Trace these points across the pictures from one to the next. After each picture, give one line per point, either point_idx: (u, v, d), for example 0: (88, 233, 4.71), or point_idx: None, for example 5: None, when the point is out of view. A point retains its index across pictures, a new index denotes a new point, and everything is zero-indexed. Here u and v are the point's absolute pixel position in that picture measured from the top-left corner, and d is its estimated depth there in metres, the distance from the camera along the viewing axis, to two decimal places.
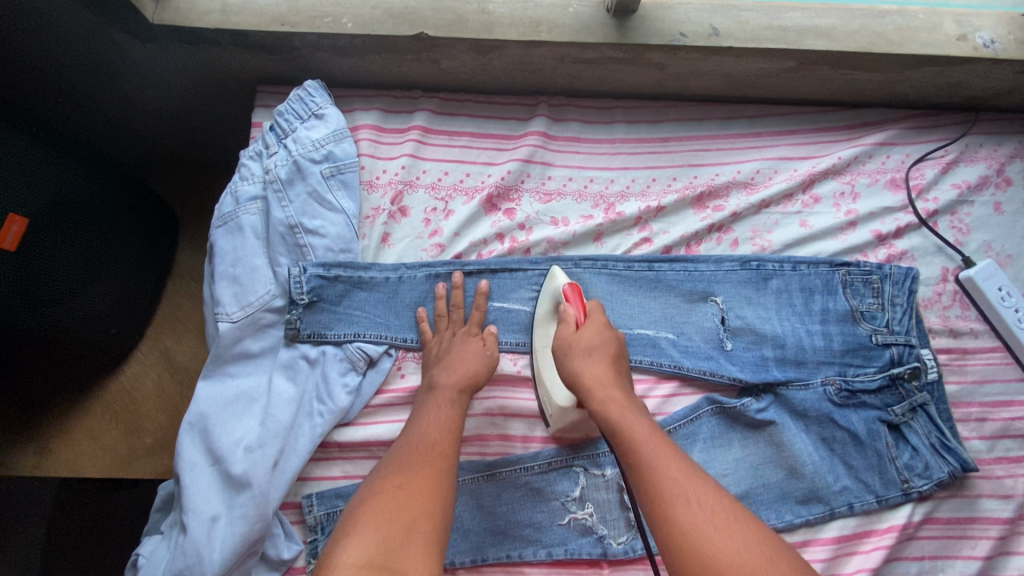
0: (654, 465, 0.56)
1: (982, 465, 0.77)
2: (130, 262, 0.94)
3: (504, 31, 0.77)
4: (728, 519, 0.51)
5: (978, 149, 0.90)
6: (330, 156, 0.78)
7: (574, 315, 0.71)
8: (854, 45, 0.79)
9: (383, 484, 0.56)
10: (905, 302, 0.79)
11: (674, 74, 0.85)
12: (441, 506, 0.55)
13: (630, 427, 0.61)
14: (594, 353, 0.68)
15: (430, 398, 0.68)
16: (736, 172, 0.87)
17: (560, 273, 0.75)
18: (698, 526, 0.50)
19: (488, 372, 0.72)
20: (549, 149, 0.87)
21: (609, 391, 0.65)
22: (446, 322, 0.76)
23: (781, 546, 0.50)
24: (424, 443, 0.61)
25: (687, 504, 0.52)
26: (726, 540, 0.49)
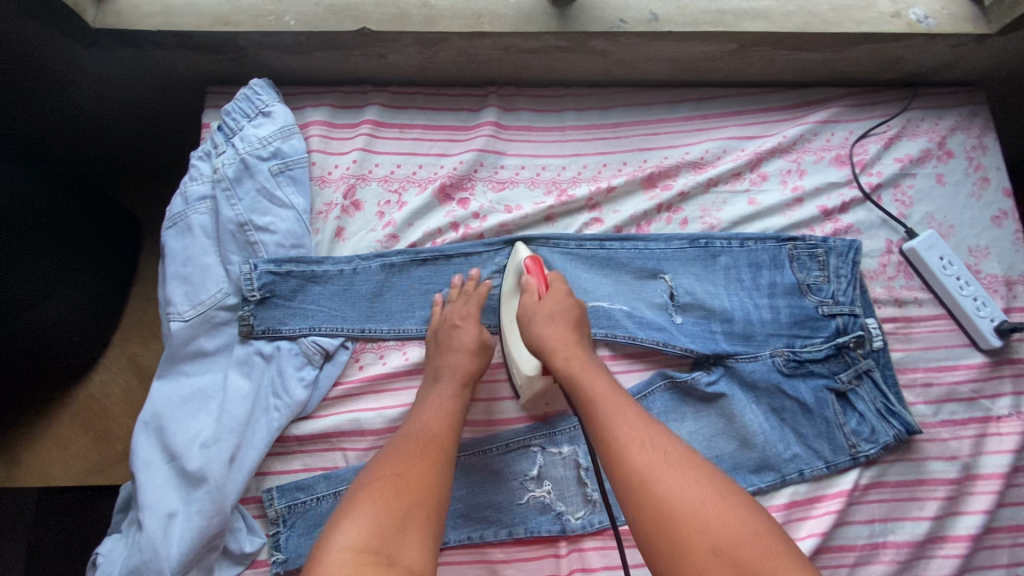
0: (614, 418, 0.59)
1: (928, 428, 0.80)
2: (89, 272, 0.92)
3: (446, 24, 0.78)
4: (684, 462, 0.54)
5: (919, 123, 0.92)
6: (278, 153, 0.78)
7: (536, 285, 0.74)
8: (790, 25, 0.81)
9: (383, 468, 0.59)
10: (849, 273, 0.82)
11: (619, 61, 0.87)
12: (439, 499, 0.58)
13: (590, 383, 0.63)
14: (556, 319, 0.70)
15: (433, 390, 0.70)
16: (685, 154, 0.88)
17: (523, 249, 0.78)
18: (655, 471, 0.54)
19: (483, 363, 0.73)
20: (501, 139, 0.88)
21: (570, 349, 0.67)
22: (453, 304, 0.77)
23: (734, 491, 0.53)
24: (425, 433, 0.64)
25: (644, 450, 0.55)
26: (681, 479, 0.53)
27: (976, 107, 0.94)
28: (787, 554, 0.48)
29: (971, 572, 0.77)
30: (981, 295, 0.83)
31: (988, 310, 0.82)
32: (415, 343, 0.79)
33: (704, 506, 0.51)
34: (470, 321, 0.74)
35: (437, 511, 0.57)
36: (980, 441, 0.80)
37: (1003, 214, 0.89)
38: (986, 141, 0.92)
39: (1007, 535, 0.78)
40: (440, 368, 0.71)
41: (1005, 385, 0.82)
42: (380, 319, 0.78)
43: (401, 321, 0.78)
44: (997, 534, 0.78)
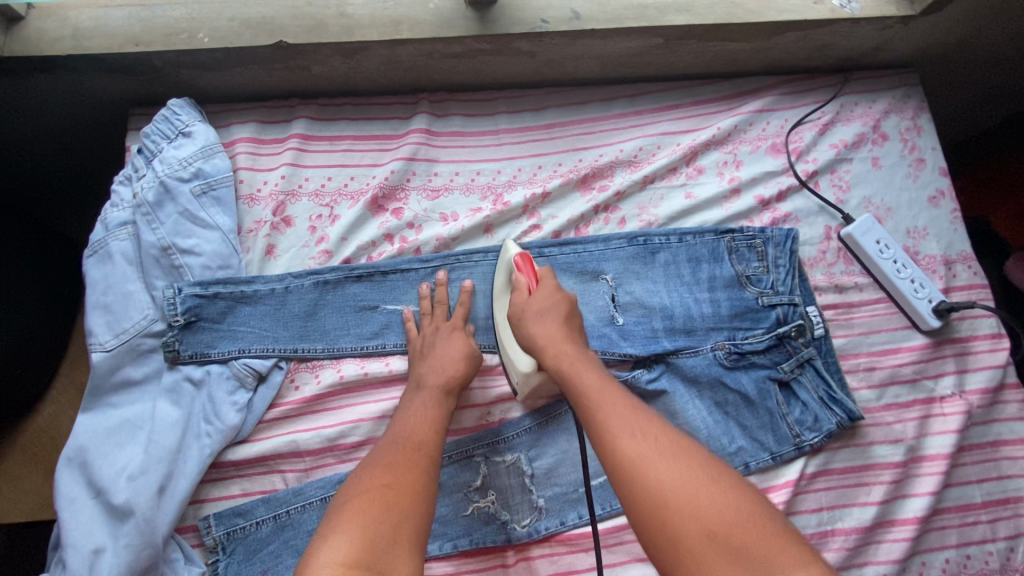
0: (605, 409, 0.58)
1: (872, 413, 0.80)
2: (18, 276, 0.84)
3: (364, 32, 0.76)
4: (674, 449, 0.53)
5: (854, 108, 0.92)
6: (199, 173, 0.76)
7: (526, 282, 0.73)
8: (713, 17, 0.80)
9: (369, 479, 0.57)
10: (788, 262, 0.82)
11: (547, 61, 0.86)
12: (426, 509, 0.57)
13: (579, 378, 0.62)
14: (548, 315, 0.69)
15: (417, 398, 0.69)
16: (619, 152, 0.88)
17: (512, 244, 0.76)
18: (646, 457, 0.52)
19: (472, 367, 0.74)
20: (433, 146, 0.86)
21: (561, 346, 0.66)
22: (429, 318, 0.78)
23: (727, 477, 0.51)
24: (412, 440, 0.63)
25: (633, 436, 0.54)
26: (672, 465, 0.51)
27: (910, 88, 0.94)
28: (791, 544, 0.47)
29: (920, 554, 0.77)
30: (918, 277, 0.83)
31: (925, 291, 0.82)
32: (352, 360, 0.77)
33: (696, 494, 0.49)
34: (450, 333, 0.75)
35: (422, 522, 0.56)
36: (924, 423, 0.80)
37: (941, 193, 0.89)
38: (921, 121, 0.92)
39: (956, 516, 0.78)
40: (422, 375, 0.72)
41: (947, 365, 0.82)
42: (314, 338, 0.77)
43: (336, 340, 0.77)
44: (945, 515, 0.78)
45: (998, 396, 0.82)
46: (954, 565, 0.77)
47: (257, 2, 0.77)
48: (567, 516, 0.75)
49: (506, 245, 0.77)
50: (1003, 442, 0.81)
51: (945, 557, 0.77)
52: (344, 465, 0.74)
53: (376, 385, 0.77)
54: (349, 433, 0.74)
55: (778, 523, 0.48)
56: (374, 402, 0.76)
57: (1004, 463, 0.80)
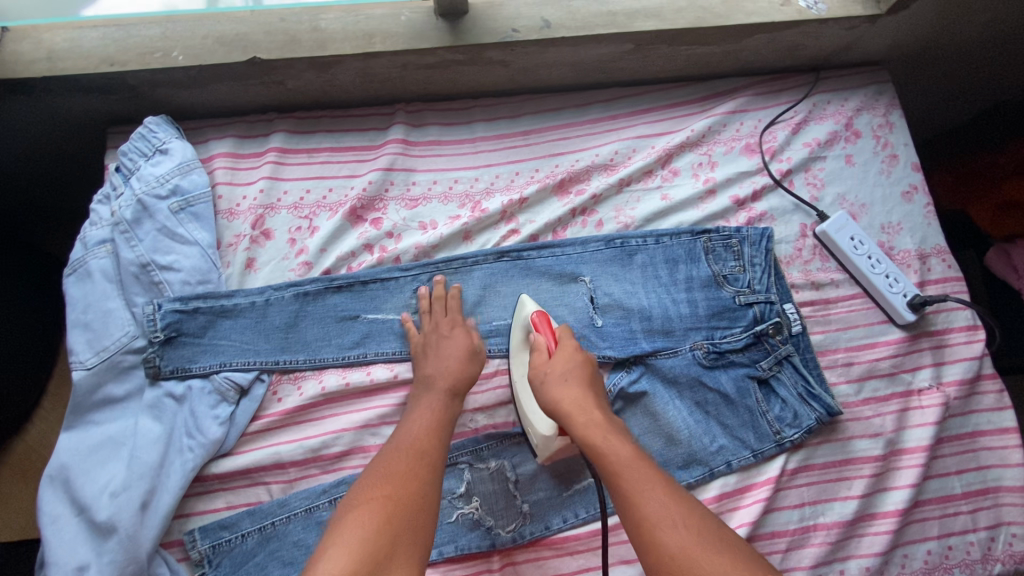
0: (643, 493, 0.58)
1: (851, 408, 0.81)
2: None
3: (337, 46, 0.77)
4: (716, 541, 0.54)
5: (826, 106, 0.94)
6: (177, 190, 0.77)
7: (545, 342, 0.73)
8: (681, 22, 0.81)
9: (371, 489, 0.58)
10: (764, 261, 0.83)
11: (521, 69, 0.87)
12: (428, 517, 0.58)
13: (611, 452, 0.63)
14: (570, 379, 0.70)
15: (423, 401, 0.70)
16: (595, 156, 0.89)
17: (529, 302, 0.78)
18: (689, 551, 0.53)
19: (477, 366, 0.75)
20: (410, 155, 0.87)
21: (590, 415, 0.67)
22: (431, 315, 0.78)
23: (768, 571, 0.52)
24: (415, 448, 0.63)
25: (676, 527, 0.55)
26: (716, 560, 0.52)
27: (881, 86, 0.95)
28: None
29: (902, 546, 0.78)
30: (893, 272, 0.84)
31: (900, 286, 0.83)
32: (334, 370, 0.78)
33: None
34: (454, 330, 0.76)
35: (424, 532, 0.57)
36: (903, 416, 0.81)
37: (913, 188, 0.91)
38: (892, 118, 0.93)
39: (936, 507, 0.79)
40: (427, 376, 0.72)
41: (924, 358, 0.83)
42: (296, 349, 0.77)
43: (317, 351, 0.78)
44: (925, 507, 0.79)
45: (975, 388, 0.83)
46: (936, 557, 0.78)
47: (231, 20, 0.78)
48: (552, 521, 0.75)
49: (522, 301, 0.78)
50: (981, 432, 0.81)
51: (927, 549, 0.78)
52: (328, 475, 0.75)
53: (358, 395, 0.78)
54: (332, 443, 0.75)
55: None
56: (357, 412, 0.77)
57: (982, 454, 0.81)
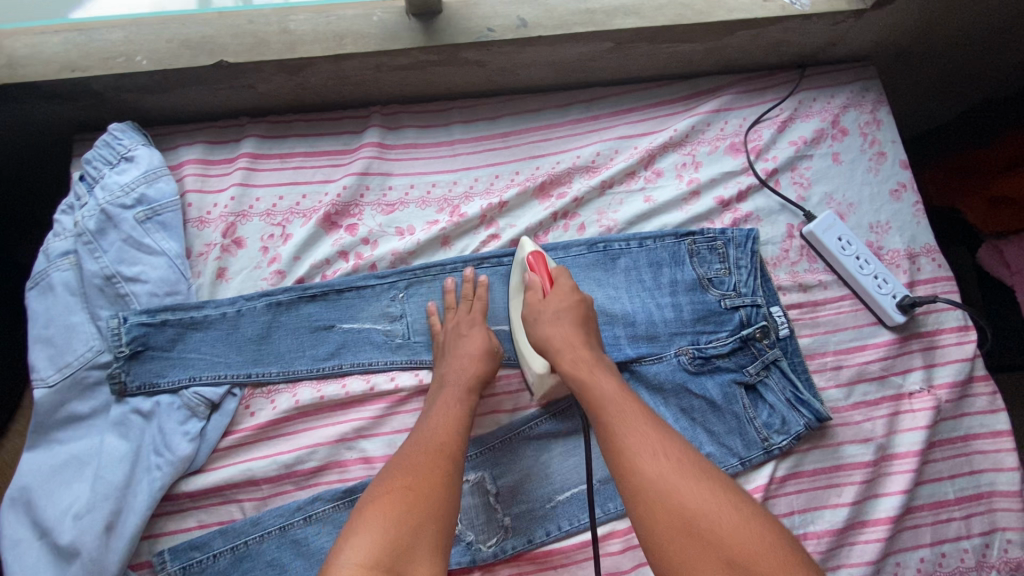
0: (625, 424, 0.58)
1: (841, 413, 0.79)
2: None
3: (307, 48, 0.75)
4: (695, 471, 0.53)
5: (812, 104, 0.92)
6: (143, 199, 0.74)
7: (540, 282, 0.72)
8: (662, 19, 0.79)
9: (392, 481, 0.58)
10: (749, 263, 0.81)
11: (499, 69, 0.85)
12: (450, 506, 0.58)
13: (597, 387, 0.62)
14: (563, 317, 0.68)
15: (442, 396, 0.69)
16: (576, 158, 0.87)
17: (528, 243, 0.76)
18: (667, 478, 0.52)
19: (494, 364, 0.74)
20: (386, 159, 0.85)
21: (578, 351, 0.66)
22: (455, 312, 0.77)
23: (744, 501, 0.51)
24: (434, 441, 0.63)
25: (654, 455, 0.54)
26: (693, 488, 0.51)
27: (867, 82, 0.93)
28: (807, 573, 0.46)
29: (895, 554, 0.76)
30: (881, 273, 0.82)
31: (889, 287, 0.81)
32: (308, 383, 0.76)
33: (717, 517, 0.49)
34: (474, 326, 0.75)
35: (446, 523, 0.56)
36: (894, 420, 0.79)
37: (902, 186, 0.89)
38: (880, 115, 0.92)
39: (929, 514, 0.77)
40: (444, 373, 0.72)
41: (915, 360, 0.81)
42: (269, 361, 0.75)
43: (291, 362, 0.75)
44: (918, 514, 0.77)
45: (967, 390, 0.81)
46: (929, 564, 0.76)
47: (196, 22, 0.75)
48: (535, 534, 0.73)
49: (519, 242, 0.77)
50: (974, 435, 0.80)
51: (920, 557, 0.76)
52: (303, 492, 0.73)
53: (334, 407, 0.75)
54: (307, 458, 0.73)
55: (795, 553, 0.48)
56: (332, 425, 0.75)
57: (975, 458, 0.79)
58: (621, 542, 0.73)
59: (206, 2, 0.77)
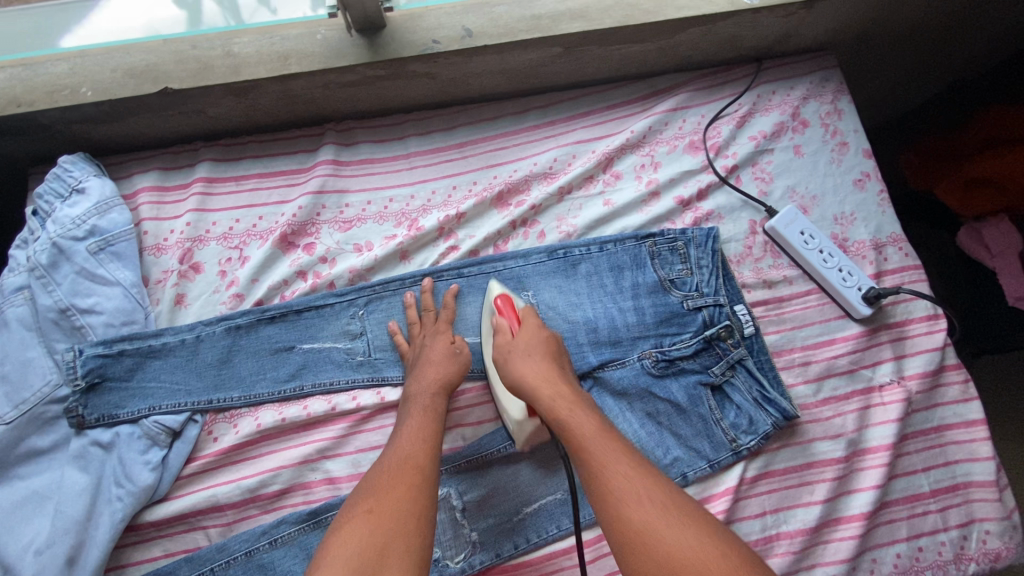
0: (607, 466, 0.56)
1: (809, 409, 0.78)
2: None
3: (251, 71, 0.75)
4: (682, 515, 0.52)
5: (771, 97, 0.91)
6: (95, 230, 0.74)
7: (507, 324, 0.72)
8: (609, 21, 0.78)
9: (357, 507, 0.57)
10: (711, 263, 0.80)
11: (450, 79, 0.84)
12: (419, 522, 0.56)
13: (579, 427, 0.61)
14: (536, 353, 0.69)
15: (408, 409, 0.68)
16: (533, 165, 0.86)
17: (495, 285, 0.77)
18: (652, 525, 0.51)
19: (459, 371, 0.72)
20: (341, 176, 0.84)
21: (557, 387, 0.65)
22: (420, 327, 0.76)
23: (732, 542, 0.50)
24: (399, 458, 0.61)
25: (639, 501, 0.53)
26: (679, 532, 0.50)
27: (826, 72, 0.92)
28: None
29: (871, 551, 0.75)
30: (847, 265, 0.81)
31: (854, 279, 0.80)
32: (270, 406, 0.75)
33: (704, 561, 0.48)
34: (438, 335, 0.74)
35: (417, 537, 0.54)
36: (864, 414, 0.78)
37: (866, 175, 0.87)
38: (840, 105, 0.90)
39: (904, 508, 0.76)
40: (407, 385, 0.71)
41: (885, 352, 0.80)
42: (229, 386, 0.74)
43: (252, 386, 0.75)
44: (893, 508, 0.76)
45: (938, 379, 0.79)
46: (906, 560, 0.75)
47: (141, 50, 0.75)
48: (502, 548, 0.72)
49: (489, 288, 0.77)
50: (948, 426, 0.78)
51: (896, 552, 0.75)
52: (268, 515, 0.73)
53: (296, 429, 0.75)
54: (270, 481, 0.72)
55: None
56: (296, 447, 0.74)
57: (949, 449, 0.78)
58: (590, 551, 0.73)
59: (197, 22, 0.76)
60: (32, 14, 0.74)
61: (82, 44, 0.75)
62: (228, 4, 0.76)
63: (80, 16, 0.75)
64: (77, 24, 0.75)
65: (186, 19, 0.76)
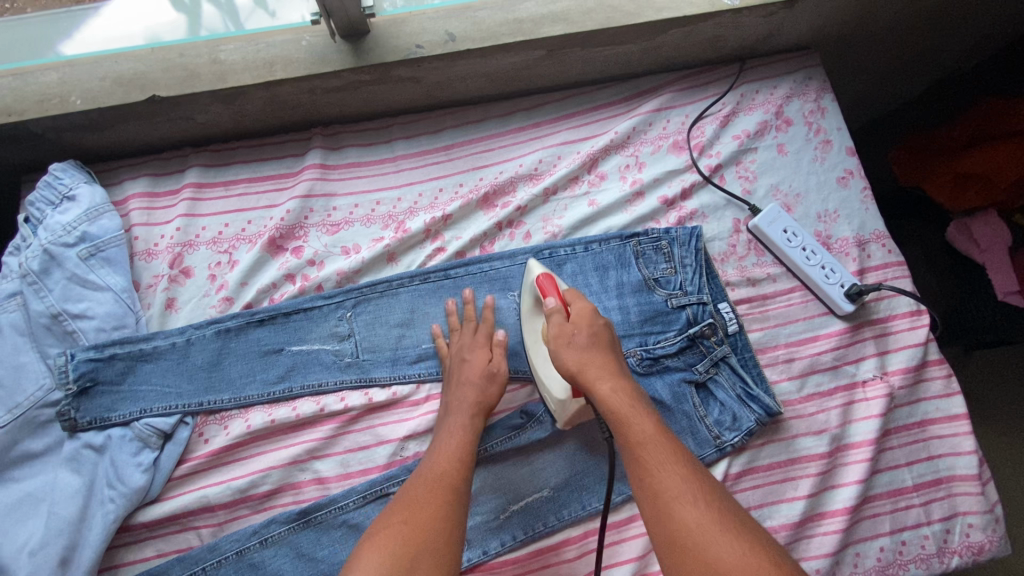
0: (663, 467, 0.55)
1: (793, 406, 0.79)
2: None
3: (237, 77, 0.76)
4: (735, 526, 0.50)
5: (754, 96, 0.91)
6: (86, 236, 0.75)
7: (557, 306, 0.68)
8: (591, 24, 0.79)
9: (392, 516, 0.59)
10: (694, 261, 0.81)
11: (435, 83, 0.85)
12: (451, 538, 0.57)
13: (635, 423, 0.58)
14: (594, 346, 0.64)
15: (447, 424, 0.70)
16: (518, 167, 0.87)
17: (535, 266, 0.75)
18: (707, 530, 0.50)
19: (498, 389, 0.73)
20: (329, 180, 0.85)
21: (615, 380, 0.61)
22: (458, 335, 0.77)
23: (786, 558, 0.49)
24: (435, 473, 0.63)
25: (695, 504, 0.52)
26: (732, 543, 0.49)
27: (810, 71, 0.93)
28: None
29: (854, 544, 0.76)
30: (829, 263, 0.82)
31: (837, 277, 0.81)
32: (260, 407, 0.76)
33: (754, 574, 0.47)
34: (475, 349, 0.75)
35: (449, 549, 0.56)
36: (848, 410, 0.78)
37: (849, 173, 0.88)
38: (824, 103, 0.91)
39: (887, 502, 0.77)
40: (449, 401, 0.72)
41: (868, 348, 0.81)
42: (220, 388, 0.76)
43: (242, 388, 0.76)
44: (876, 503, 0.77)
45: (921, 375, 0.80)
46: (889, 554, 0.76)
47: (129, 58, 0.76)
48: (490, 545, 0.74)
49: (530, 267, 0.76)
50: (930, 421, 0.79)
51: (880, 546, 0.76)
52: (259, 515, 0.74)
53: (285, 430, 0.76)
54: (260, 482, 0.74)
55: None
56: (285, 448, 0.75)
57: (932, 443, 0.79)
58: (576, 548, 0.74)
59: (196, 26, 0.76)
60: (28, 23, 0.75)
61: (80, 53, 0.76)
62: (226, 6, 0.76)
63: (79, 23, 0.76)
64: (75, 30, 0.76)
65: (186, 23, 0.76)
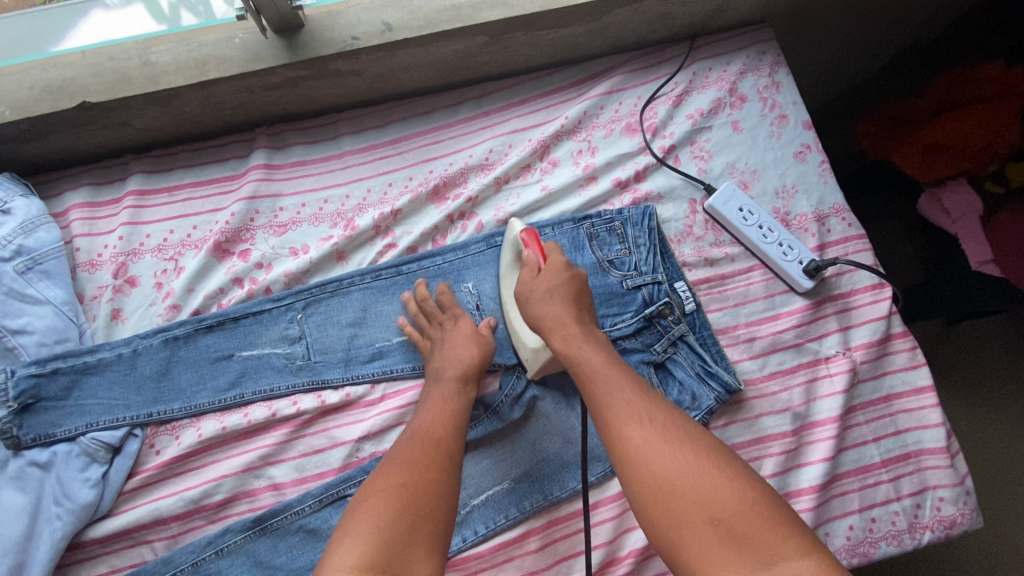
0: (613, 396, 0.58)
1: (756, 384, 0.77)
2: None
3: (170, 79, 0.74)
4: (682, 439, 0.53)
5: (708, 74, 0.90)
6: (22, 250, 0.74)
7: (534, 258, 0.70)
8: (531, 7, 0.77)
9: (384, 480, 0.57)
10: (648, 241, 0.79)
11: (378, 75, 0.83)
12: (445, 501, 0.57)
13: (587, 362, 0.62)
14: (555, 296, 0.67)
15: (435, 389, 0.69)
16: (468, 157, 0.85)
17: (517, 222, 0.76)
18: (650, 443, 0.53)
19: (487, 350, 0.73)
20: (274, 180, 0.84)
21: (568, 326, 0.65)
22: (428, 316, 0.77)
23: (729, 457, 0.51)
24: (429, 438, 0.62)
25: (639, 423, 0.54)
26: (677, 452, 0.51)
27: (763, 45, 0.91)
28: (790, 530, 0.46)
29: (824, 525, 0.74)
30: (787, 239, 0.80)
31: (795, 253, 0.79)
32: (212, 416, 0.75)
33: (696, 476, 0.50)
34: (459, 325, 0.74)
35: (444, 516, 0.56)
36: (811, 388, 0.77)
37: (807, 147, 0.86)
38: (778, 77, 0.89)
39: (856, 479, 0.76)
40: (438, 368, 0.71)
41: (830, 324, 0.79)
42: (170, 398, 0.74)
43: (192, 397, 0.74)
44: (844, 481, 0.76)
45: (885, 349, 0.79)
46: (859, 531, 0.74)
47: (57, 65, 0.74)
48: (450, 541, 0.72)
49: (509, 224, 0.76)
50: (897, 395, 0.78)
51: (849, 525, 0.74)
52: (214, 526, 0.72)
53: (238, 438, 0.74)
54: (212, 491, 0.72)
55: (778, 509, 0.47)
56: (238, 455, 0.74)
57: (899, 417, 0.77)
58: (539, 539, 0.73)
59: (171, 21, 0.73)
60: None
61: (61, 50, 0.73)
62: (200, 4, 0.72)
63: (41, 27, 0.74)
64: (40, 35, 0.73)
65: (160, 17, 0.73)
